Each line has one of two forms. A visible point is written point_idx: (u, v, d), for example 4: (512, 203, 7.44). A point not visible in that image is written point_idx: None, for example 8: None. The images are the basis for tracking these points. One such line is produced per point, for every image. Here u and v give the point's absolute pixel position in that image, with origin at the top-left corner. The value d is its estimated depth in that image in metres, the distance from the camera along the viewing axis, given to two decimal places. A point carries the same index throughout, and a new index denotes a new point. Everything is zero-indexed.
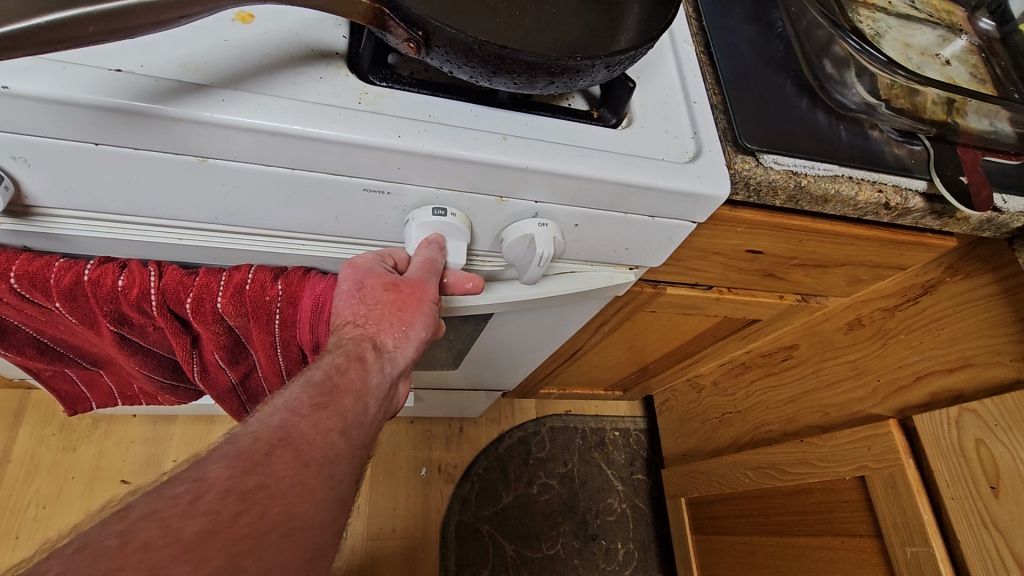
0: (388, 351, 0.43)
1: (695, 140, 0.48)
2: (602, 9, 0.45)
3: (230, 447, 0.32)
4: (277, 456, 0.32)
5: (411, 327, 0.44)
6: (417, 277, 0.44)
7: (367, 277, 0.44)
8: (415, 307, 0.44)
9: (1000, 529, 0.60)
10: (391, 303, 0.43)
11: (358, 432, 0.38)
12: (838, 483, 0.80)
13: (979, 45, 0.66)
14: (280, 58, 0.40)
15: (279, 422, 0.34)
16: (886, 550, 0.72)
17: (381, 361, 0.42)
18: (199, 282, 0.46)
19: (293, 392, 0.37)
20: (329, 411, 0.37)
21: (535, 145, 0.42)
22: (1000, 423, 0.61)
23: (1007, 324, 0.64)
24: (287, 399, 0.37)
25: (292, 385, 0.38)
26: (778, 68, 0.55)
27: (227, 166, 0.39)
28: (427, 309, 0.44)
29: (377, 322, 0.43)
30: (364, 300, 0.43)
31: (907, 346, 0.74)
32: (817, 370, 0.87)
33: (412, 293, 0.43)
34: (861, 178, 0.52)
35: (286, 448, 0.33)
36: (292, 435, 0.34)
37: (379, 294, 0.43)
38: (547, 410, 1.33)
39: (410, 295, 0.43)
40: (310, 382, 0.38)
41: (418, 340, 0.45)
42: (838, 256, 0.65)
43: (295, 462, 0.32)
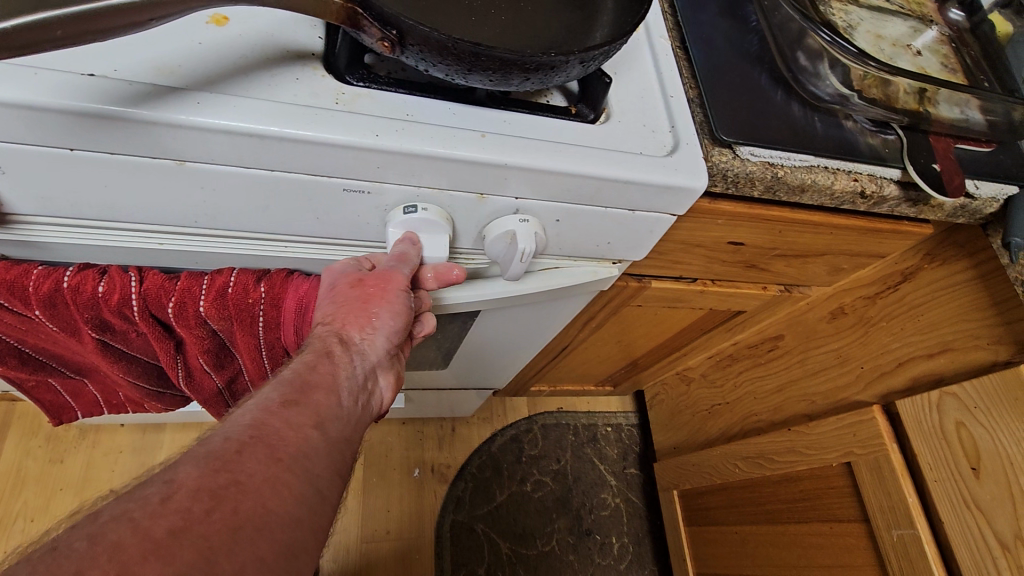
0: (356, 344, 0.43)
1: (673, 134, 0.48)
2: (577, 6, 0.45)
3: (201, 448, 0.32)
4: (253, 452, 0.32)
5: (377, 319, 0.44)
6: (386, 269, 0.44)
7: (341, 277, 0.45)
8: (382, 296, 0.44)
9: (982, 508, 0.61)
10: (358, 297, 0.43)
11: (332, 425, 0.38)
12: (825, 470, 0.81)
13: (949, 35, 0.67)
14: (255, 59, 0.40)
15: (250, 420, 0.34)
16: (873, 534, 0.73)
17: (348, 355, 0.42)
18: (180, 286, 0.45)
19: (262, 392, 0.38)
20: (299, 407, 0.37)
21: (512, 142, 0.42)
22: (979, 406, 0.62)
23: (983, 308, 0.65)
24: (256, 400, 0.37)
25: (262, 387, 0.38)
26: (752, 61, 0.56)
27: (205, 169, 0.39)
28: (394, 297, 0.44)
29: (346, 318, 0.43)
30: (332, 300, 0.44)
31: (888, 333, 0.76)
32: (802, 359, 0.89)
33: (377, 284, 0.44)
34: (836, 168, 0.53)
35: (258, 444, 0.33)
36: (264, 432, 0.34)
37: (349, 290, 0.44)
38: (538, 408, 1.33)
39: (375, 287, 0.43)
40: (279, 381, 0.38)
41: (388, 332, 0.45)
42: (817, 246, 0.66)
43: (269, 458, 0.33)
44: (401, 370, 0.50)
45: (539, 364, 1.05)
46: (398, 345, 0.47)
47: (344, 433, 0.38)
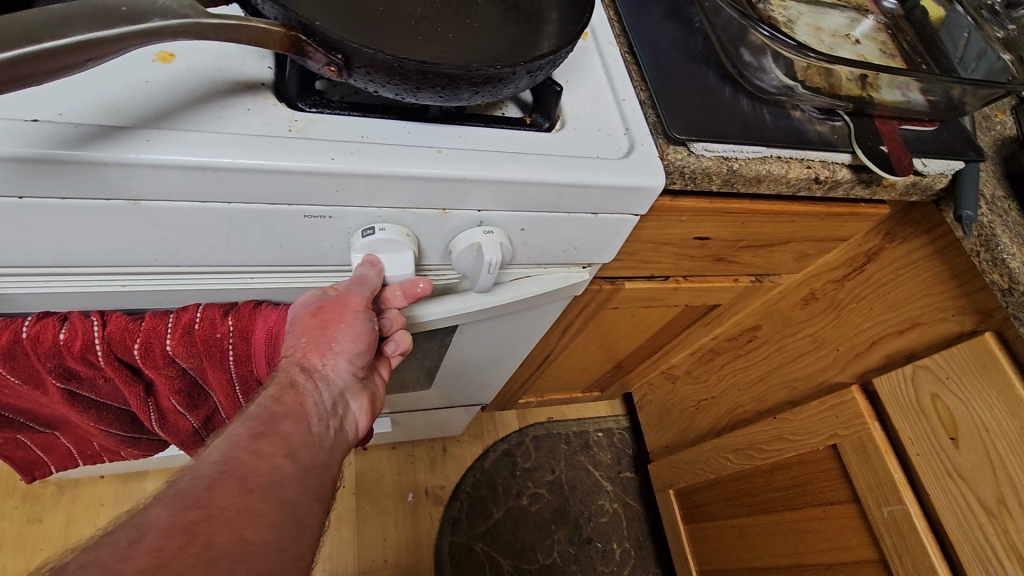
0: (320, 371, 0.42)
1: (628, 136, 0.49)
2: (522, 20, 0.46)
3: (171, 490, 0.32)
4: (224, 486, 0.32)
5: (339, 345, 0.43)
6: (344, 292, 0.44)
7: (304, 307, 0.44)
8: (342, 320, 0.43)
9: (965, 477, 0.63)
10: (319, 324, 0.43)
11: (305, 452, 0.37)
12: (813, 454, 0.82)
13: (886, 23, 0.70)
14: (204, 92, 0.40)
15: (219, 458, 0.34)
16: (865, 512, 0.74)
17: (312, 386, 0.41)
18: (145, 327, 0.45)
19: (230, 428, 0.37)
20: (270, 439, 0.36)
21: (469, 155, 0.43)
22: (950, 376, 0.64)
23: (944, 282, 0.67)
24: (224, 436, 0.36)
25: (230, 423, 0.38)
26: (699, 60, 0.57)
27: (161, 207, 0.39)
28: (356, 321, 0.43)
29: (307, 349, 0.42)
30: (292, 331, 0.43)
31: (859, 314, 0.77)
32: (780, 347, 0.90)
33: (334, 309, 0.43)
34: (789, 157, 0.54)
35: (228, 479, 0.32)
36: (234, 466, 0.33)
37: (309, 319, 0.43)
38: (528, 420, 1.33)
39: (333, 313, 0.43)
40: (246, 417, 0.38)
41: (352, 355, 0.44)
42: (781, 234, 0.68)
43: (239, 491, 0.32)
44: (375, 392, 0.49)
45: (524, 376, 1.04)
46: (366, 368, 0.46)
47: (318, 458, 0.38)
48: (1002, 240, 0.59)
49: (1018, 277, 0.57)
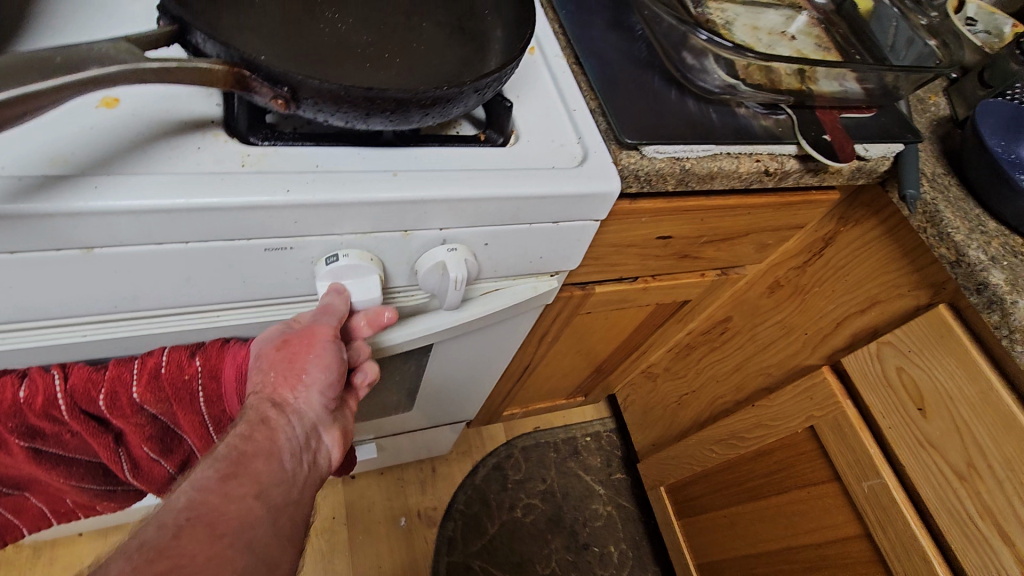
0: (291, 405, 0.42)
1: (581, 144, 0.50)
2: (467, 40, 0.48)
3: (133, 540, 0.31)
4: (192, 534, 0.31)
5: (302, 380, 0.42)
6: (311, 322, 0.44)
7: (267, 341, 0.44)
8: (310, 353, 0.43)
9: (935, 445, 0.65)
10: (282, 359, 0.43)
11: (274, 493, 0.37)
12: (792, 438, 0.84)
13: (819, 18, 0.73)
14: (152, 134, 0.40)
15: (186, 503, 0.33)
16: (846, 489, 0.76)
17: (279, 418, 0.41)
18: (109, 376, 0.44)
19: (198, 470, 0.36)
20: (239, 481, 0.36)
21: (426, 176, 0.43)
22: (912, 349, 0.66)
23: (897, 259, 0.70)
24: (191, 479, 0.35)
25: (198, 464, 0.37)
26: (643, 66, 0.59)
27: (115, 253, 0.38)
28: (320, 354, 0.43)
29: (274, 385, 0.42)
30: (260, 365, 0.43)
31: (823, 297, 0.80)
32: (752, 336, 0.92)
33: (302, 341, 0.43)
34: (739, 153, 0.56)
35: (197, 525, 0.32)
36: (203, 512, 0.33)
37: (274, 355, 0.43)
38: (516, 431, 1.32)
39: (301, 344, 0.43)
40: (215, 457, 0.37)
41: (324, 387, 0.44)
42: (740, 227, 0.70)
43: (208, 537, 0.32)
44: (347, 423, 0.49)
45: (507, 387, 1.05)
46: (337, 399, 0.46)
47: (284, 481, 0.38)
48: (945, 215, 0.62)
49: (963, 248, 0.60)
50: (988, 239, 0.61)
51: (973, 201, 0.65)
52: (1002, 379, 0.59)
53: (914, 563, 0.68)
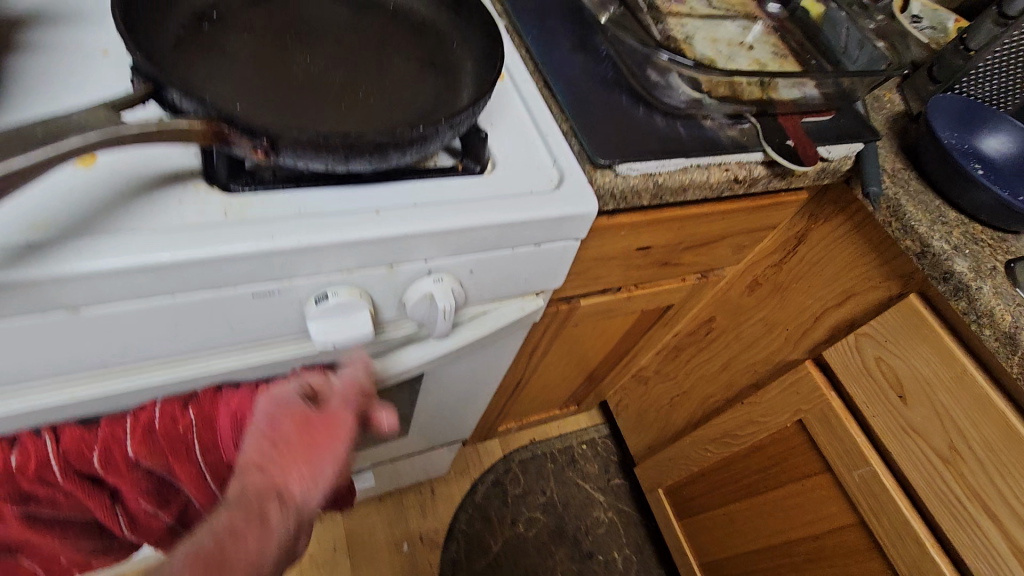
0: (295, 498, 0.42)
1: (557, 167, 0.52)
2: (439, 74, 0.49)
3: None
4: None
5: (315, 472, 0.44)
6: (332, 410, 0.46)
7: (290, 411, 0.45)
8: (327, 442, 0.45)
9: (918, 430, 0.67)
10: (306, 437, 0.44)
11: None
12: (782, 432, 0.86)
13: (774, 26, 0.76)
14: (131, 190, 0.40)
15: None
16: (838, 478, 0.78)
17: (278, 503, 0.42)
18: (102, 434, 0.44)
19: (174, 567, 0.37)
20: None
21: (409, 211, 0.44)
22: (889, 339, 0.69)
23: (867, 253, 0.72)
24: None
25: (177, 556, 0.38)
26: (610, 85, 0.61)
27: (103, 312, 0.38)
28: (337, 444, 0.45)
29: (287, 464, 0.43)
30: (275, 440, 0.44)
31: (800, 293, 0.82)
32: (736, 334, 0.94)
33: (323, 428, 0.45)
34: (709, 164, 0.58)
35: None
36: None
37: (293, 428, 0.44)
38: (512, 445, 1.32)
39: (322, 430, 0.45)
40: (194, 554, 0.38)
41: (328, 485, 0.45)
42: (717, 231, 0.72)
43: None
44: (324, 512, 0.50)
45: (500, 403, 1.05)
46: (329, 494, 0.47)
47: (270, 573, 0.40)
48: (908, 209, 0.65)
49: (928, 240, 0.63)
50: (949, 229, 0.64)
51: (933, 193, 0.68)
52: (975, 363, 0.62)
53: (907, 546, 0.70)
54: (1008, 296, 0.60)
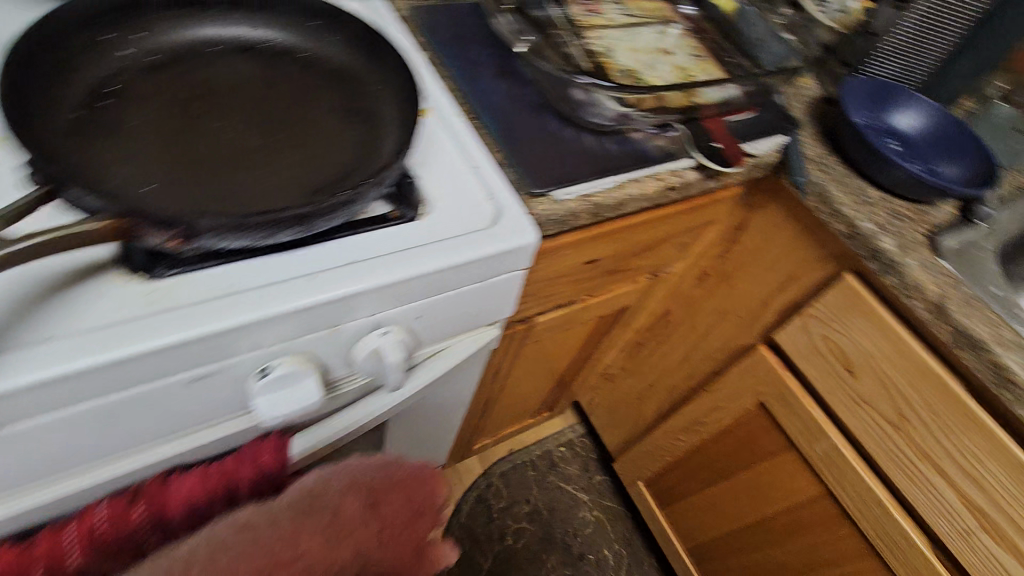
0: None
1: (493, 201, 0.51)
2: (360, 122, 0.47)
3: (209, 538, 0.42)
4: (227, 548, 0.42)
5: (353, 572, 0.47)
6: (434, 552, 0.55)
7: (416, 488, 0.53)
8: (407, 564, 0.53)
9: (869, 401, 0.70)
10: (406, 518, 0.51)
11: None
12: (746, 415, 0.88)
13: (690, 28, 0.78)
14: (38, 293, 0.37)
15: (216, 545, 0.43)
16: (802, 453, 0.81)
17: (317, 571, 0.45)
18: (40, 551, 0.40)
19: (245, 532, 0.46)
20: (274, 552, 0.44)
21: (344, 272, 0.43)
22: (832, 318, 0.72)
23: (803, 237, 0.75)
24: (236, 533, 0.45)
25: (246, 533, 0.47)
26: (537, 108, 0.61)
27: (26, 426, 0.36)
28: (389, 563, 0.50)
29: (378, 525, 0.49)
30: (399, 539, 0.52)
31: (746, 280, 0.85)
32: (693, 325, 0.97)
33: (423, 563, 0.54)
34: (643, 176, 0.59)
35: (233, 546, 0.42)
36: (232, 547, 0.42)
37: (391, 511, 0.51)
38: (491, 459, 1.32)
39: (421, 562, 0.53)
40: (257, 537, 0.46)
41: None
42: (659, 235, 0.73)
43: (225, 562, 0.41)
44: None
45: (473, 423, 1.05)
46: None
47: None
48: (834, 193, 0.68)
49: (855, 222, 0.66)
50: (872, 209, 0.67)
51: (856, 174, 0.71)
52: (912, 333, 0.65)
53: (872, 511, 0.73)
54: (932, 268, 0.63)
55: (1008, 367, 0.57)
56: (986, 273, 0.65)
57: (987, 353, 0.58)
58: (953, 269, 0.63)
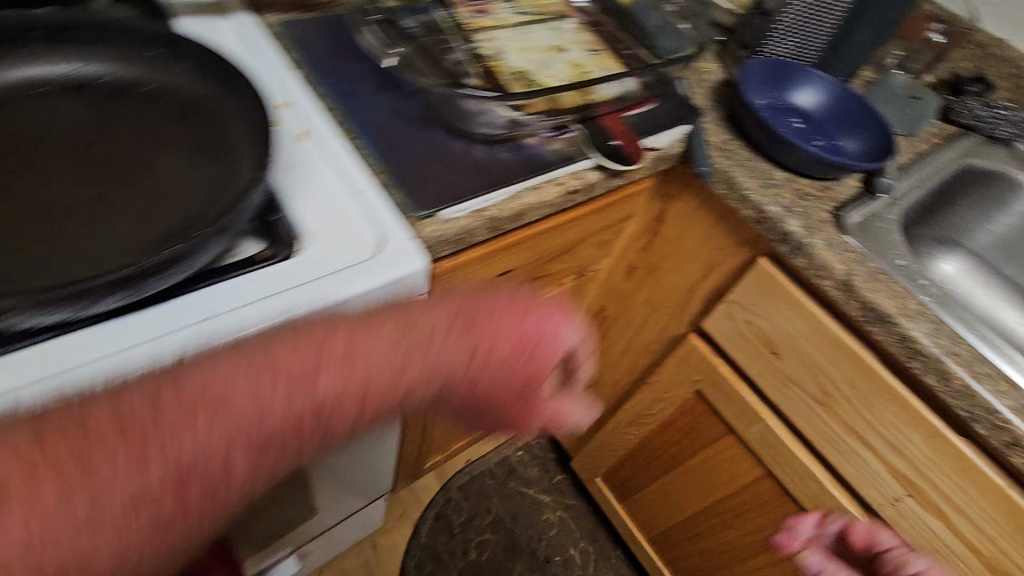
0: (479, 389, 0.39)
1: (376, 229, 0.48)
2: (212, 164, 0.45)
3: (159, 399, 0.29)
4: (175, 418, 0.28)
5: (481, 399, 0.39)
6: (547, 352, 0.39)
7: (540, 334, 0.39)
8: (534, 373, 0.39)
9: (795, 381, 0.71)
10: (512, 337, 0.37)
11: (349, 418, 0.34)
12: (686, 404, 0.88)
13: (587, 21, 0.76)
14: None
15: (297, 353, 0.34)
16: (741, 437, 0.81)
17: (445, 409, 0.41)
18: None
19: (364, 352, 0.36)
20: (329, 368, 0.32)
21: (200, 329, 0.40)
22: (752, 303, 0.72)
23: (717, 225, 0.74)
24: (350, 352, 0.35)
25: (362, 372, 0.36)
26: (423, 122, 0.57)
27: None
28: (476, 395, 0.38)
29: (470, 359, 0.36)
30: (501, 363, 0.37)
31: (670, 270, 0.84)
32: (627, 318, 0.96)
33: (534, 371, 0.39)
34: (540, 183, 0.57)
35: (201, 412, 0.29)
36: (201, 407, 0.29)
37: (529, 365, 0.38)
38: (448, 473, 1.29)
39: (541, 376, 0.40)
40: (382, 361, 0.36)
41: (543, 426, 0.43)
42: (574, 237, 0.71)
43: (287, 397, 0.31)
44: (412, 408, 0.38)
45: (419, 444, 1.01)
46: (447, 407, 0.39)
47: (251, 493, 0.32)
48: (739, 179, 0.67)
49: (762, 206, 0.65)
50: (777, 192, 0.67)
51: (760, 156, 0.71)
52: (828, 312, 0.65)
53: (810, 487, 0.74)
54: (839, 245, 0.63)
55: (916, 338, 0.57)
56: (889, 244, 0.66)
57: (896, 326, 0.58)
58: (857, 244, 0.64)
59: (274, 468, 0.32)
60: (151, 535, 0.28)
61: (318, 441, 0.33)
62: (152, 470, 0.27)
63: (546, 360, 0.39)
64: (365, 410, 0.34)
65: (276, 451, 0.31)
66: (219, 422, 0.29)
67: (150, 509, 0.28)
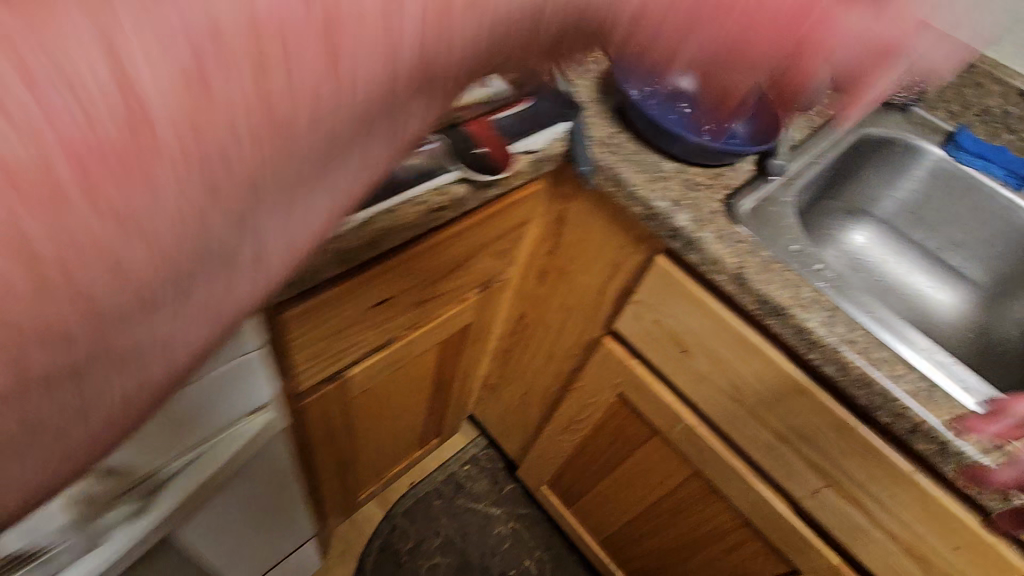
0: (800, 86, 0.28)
1: None
2: None
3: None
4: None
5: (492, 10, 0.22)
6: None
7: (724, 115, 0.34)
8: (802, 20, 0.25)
9: (708, 378, 0.68)
10: None
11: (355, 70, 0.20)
12: (611, 407, 0.85)
13: None
14: None
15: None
16: (667, 438, 0.78)
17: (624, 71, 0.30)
18: None
19: None
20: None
21: None
22: (657, 302, 0.68)
23: (615, 223, 0.70)
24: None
25: None
26: None
27: None
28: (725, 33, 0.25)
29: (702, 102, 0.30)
30: None
31: (578, 272, 0.80)
32: (546, 323, 0.92)
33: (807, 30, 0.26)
34: (397, 204, 0.51)
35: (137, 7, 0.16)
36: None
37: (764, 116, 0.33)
38: (392, 499, 1.24)
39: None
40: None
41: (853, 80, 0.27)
42: (462, 253, 0.66)
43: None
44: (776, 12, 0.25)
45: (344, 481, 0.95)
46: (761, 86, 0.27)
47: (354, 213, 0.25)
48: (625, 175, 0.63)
49: (650, 202, 0.62)
50: (665, 184, 0.63)
51: (649, 148, 0.67)
52: (728, 306, 0.62)
53: (737, 484, 0.72)
54: (730, 237, 0.60)
55: (811, 328, 0.55)
56: (782, 230, 0.63)
57: (791, 317, 0.55)
58: (749, 234, 0.61)
59: (212, 145, 0.18)
60: (20, 264, 0.16)
61: (306, 143, 0.20)
62: (31, 132, 0.15)
63: (641, 29, 0.25)
64: (345, 93, 0.20)
65: (210, 130, 0.18)
66: (53, 42, 0.15)
67: (22, 192, 0.15)
